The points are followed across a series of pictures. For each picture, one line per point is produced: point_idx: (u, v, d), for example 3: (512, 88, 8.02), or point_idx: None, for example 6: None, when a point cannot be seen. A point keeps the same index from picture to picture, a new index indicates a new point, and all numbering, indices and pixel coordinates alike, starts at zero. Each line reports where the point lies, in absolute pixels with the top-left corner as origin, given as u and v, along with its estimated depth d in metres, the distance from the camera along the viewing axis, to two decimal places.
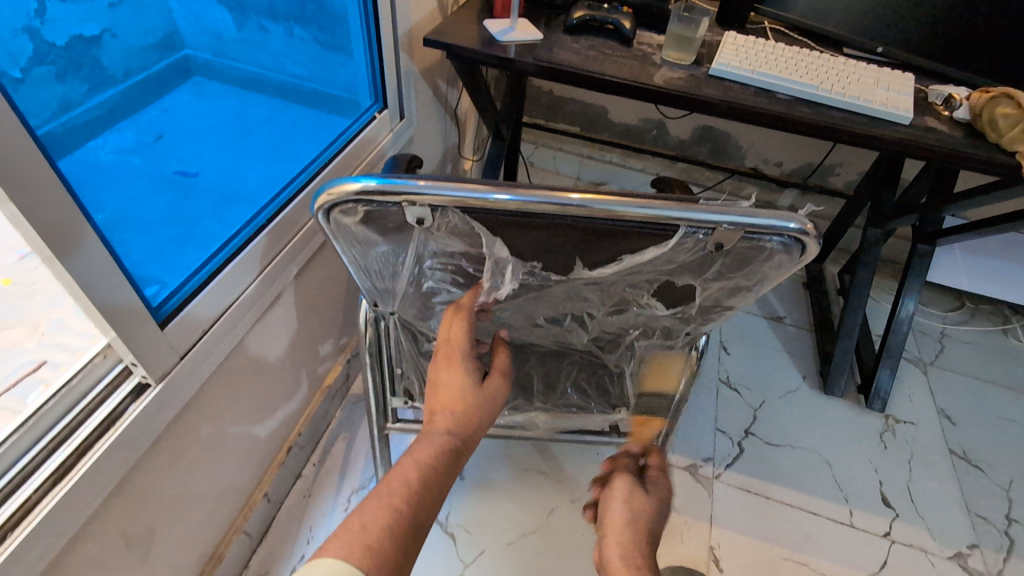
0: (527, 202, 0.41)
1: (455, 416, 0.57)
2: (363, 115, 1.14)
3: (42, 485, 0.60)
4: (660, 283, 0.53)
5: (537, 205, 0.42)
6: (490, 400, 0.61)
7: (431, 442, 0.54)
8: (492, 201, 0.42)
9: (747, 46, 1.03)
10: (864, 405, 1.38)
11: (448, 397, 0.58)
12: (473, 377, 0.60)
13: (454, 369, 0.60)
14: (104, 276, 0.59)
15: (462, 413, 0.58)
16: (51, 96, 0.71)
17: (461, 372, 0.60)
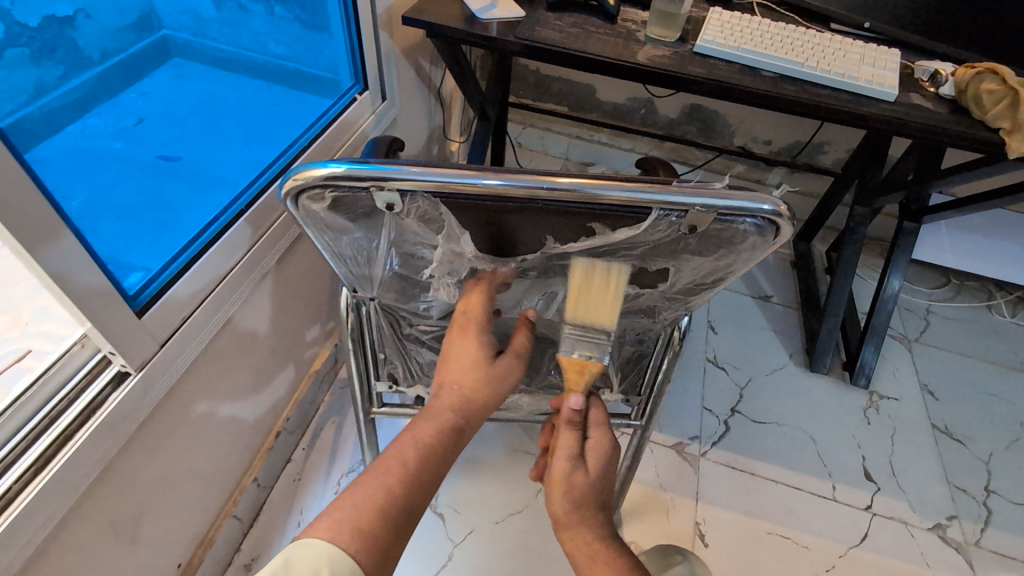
0: (497, 186, 0.41)
1: (461, 393, 0.59)
2: (344, 96, 1.12)
3: (24, 475, 0.60)
4: (635, 267, 0.52)
5: (507, 188, 0.41)
6: (500, 382, 0.61)
7: (433, 422, 0.57)
8: (462, 185, 0.41)
9: (732, 21, 1.01)
10: (849, 381, 1.40)
11: (457, 372, 0.60)
12: (484, 352, 0.61)
13: (469, 340, 0.61)
14: (75, 264, 0.58)
15: (469, 390, 0.60)
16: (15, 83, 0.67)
17: (474, 349, 0.61)
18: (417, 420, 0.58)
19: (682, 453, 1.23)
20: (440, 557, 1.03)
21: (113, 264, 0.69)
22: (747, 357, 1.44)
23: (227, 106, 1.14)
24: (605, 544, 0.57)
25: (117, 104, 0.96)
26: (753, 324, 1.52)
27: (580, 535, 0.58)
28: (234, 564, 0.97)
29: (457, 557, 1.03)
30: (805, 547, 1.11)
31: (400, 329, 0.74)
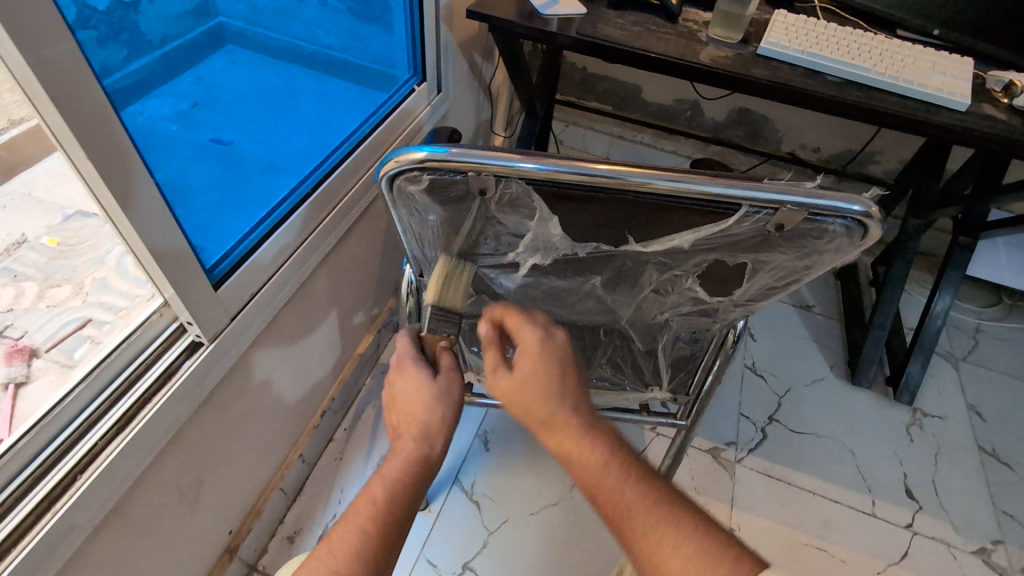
0: (592, 177, 0.42)
1: (419, 425, 0.54)
2: (401, 87, 1.14)
3: (107, 432, 0.64)
4: (710, 263, 0.52)
5: (601, 179, 0.42)
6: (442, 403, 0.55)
7: (398, 459, 0.52)
8: (559, 174, 0.42)
9: (797, 24, 1.00)
10: (892, 397, 1.37)
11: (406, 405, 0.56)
12: (424, 378, 0.56)
13: (405, 376, 0.57)
14: (163, 236, 0.62)
15: (424, 421, 0.54)
16: (98, 59, 0.56)
17: (415, 378, 0.56)
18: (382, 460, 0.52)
19: (717, 458, 1.22)
20: (475, 544, 1.05)
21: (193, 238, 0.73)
22: (787, 366, 1.42)
23: (285, 98, 1.10)
24: (630, 471, 0.47)
25: (176, 85, 0.86)
26: (795, 333, 1.50)
27: (589, 456, 0.48)
28: (278, 535, 1.01)
29: (491, 545, 1.05)
30: (842, 560, 1.09)
31: None
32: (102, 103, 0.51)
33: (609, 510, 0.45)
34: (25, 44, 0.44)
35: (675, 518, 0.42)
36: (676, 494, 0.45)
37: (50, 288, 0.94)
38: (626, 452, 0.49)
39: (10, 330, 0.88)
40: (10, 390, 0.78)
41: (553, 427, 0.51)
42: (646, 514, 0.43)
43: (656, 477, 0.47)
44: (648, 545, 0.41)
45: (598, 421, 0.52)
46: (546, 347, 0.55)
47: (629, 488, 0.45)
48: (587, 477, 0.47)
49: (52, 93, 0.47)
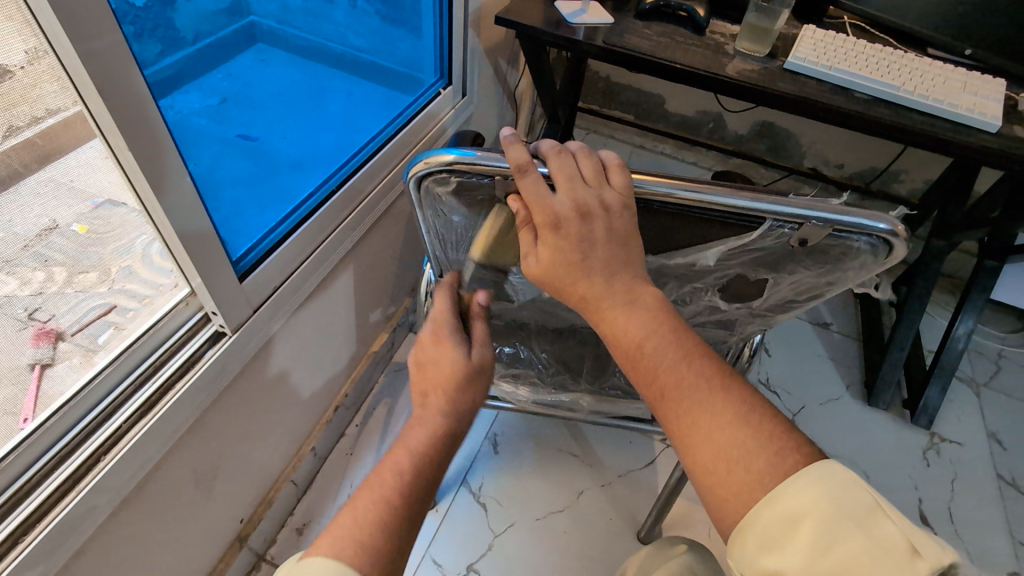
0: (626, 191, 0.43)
1: (448, 395, 0.56)
2: (428, 90, 1.17)
3: (131, 415, 0.65)
4: (730, 276, 0.52)
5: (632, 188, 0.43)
6: (478, 380, 0.59)
7: (425, 429, 0.54)
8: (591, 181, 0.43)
9: (826, 40, 1.00)
10: (909, 420, 1.35)
11: (440, 375, 0.57)
12: (462, 350, 0.59)
13: (443, 347, 0.59)
14: (192, 228, 0.63)
15: (455, 389, 0.57)
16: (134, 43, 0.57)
17: (452, 352, 0.58)
18: (406, 429, 0.55)
19: None
20: (480, 546, 1.05)
21: (223, 230, 0.75)
22: (801, 383, 1.41)
23: (314, 99, 1.10)
24: (674, 354, 0.44)
25: (204, 80, 0.85)
26: (811, 350, 1.48)
27: (629, 332, 0.45)
28: (287, 526, 1.02)
29: (496, 547, 1.05)
30: None
31: None
32: (143, 97, 0.53)
33: (645, 388, 0.44)
34: (77, 38, 0.46)
35: (715, 404, 0.41)
36: (722, 380, 0.43)
37: (79, 273, 0.95)
38: (674, 329, 0.45)
39: (37, 311, 0.89)
40: (37, 369, 0.83)
41: (582, 292, 0.45)
42: (683, 397, 0.42)
43: (706, 353, 0.44)
44: (682, 426, 0.42)
45: (648, 288, 0.46)
46: (561, 200, 0.42)
47: (667, 370, 0.43)
48: (625, 352, 0.45)
49: (99, 85, 0.49)
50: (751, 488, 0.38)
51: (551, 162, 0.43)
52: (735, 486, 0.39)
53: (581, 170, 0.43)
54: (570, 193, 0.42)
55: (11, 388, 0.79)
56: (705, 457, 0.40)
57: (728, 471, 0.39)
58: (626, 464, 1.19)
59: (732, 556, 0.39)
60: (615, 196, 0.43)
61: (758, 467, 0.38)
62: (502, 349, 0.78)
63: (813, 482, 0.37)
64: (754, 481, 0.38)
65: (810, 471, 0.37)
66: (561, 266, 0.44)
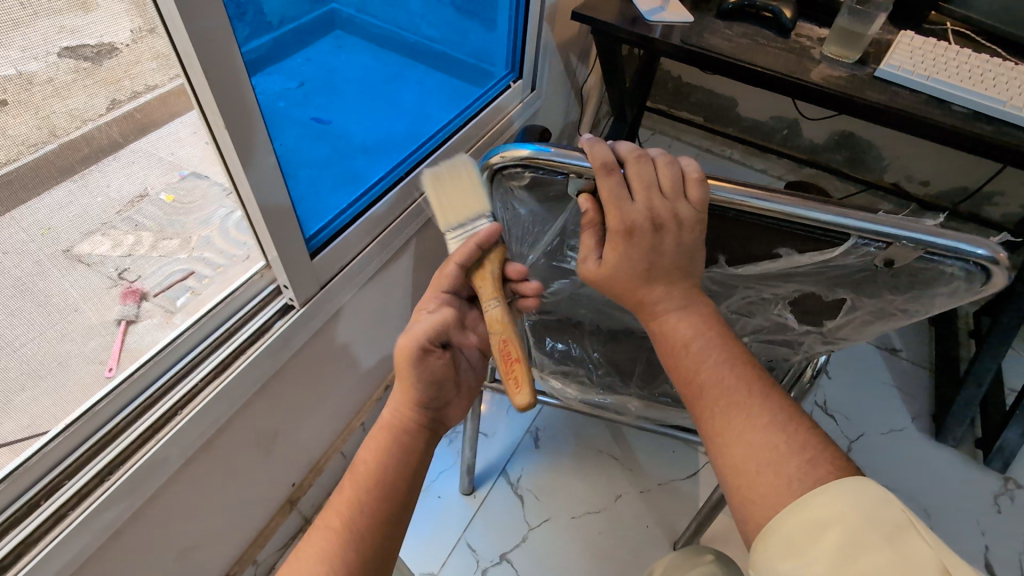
0: (701, 211, 0.41)
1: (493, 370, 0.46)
2: (498, 83, 1.19)
3: (206, 375, 0.70)
4: (804, 293, 0.49)
5: (712, 199, 0.41)
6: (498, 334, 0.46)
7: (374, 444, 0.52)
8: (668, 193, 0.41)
9: (925, 48, 0.93)
10: (981, 460, 1.25)
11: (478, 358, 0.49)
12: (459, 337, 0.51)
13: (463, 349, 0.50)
14: (272, 204, 0.67)
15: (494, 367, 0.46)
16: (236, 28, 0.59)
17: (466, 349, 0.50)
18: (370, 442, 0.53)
19: None
20: (515, 537, 1.07)
21: (302, 209, 0.80)
22: (862, 410, 1.33)
23: (386, 87, 1.08)
24: (718, 355, 0.43)
25: (288, 62, 0.81)
26: (875, 376, 1.40)
27: (678, 331, 0.44)
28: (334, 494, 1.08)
29: (530, 540, 1.06)
30: None
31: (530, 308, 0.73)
32: (239, 78, 0.57)
33: (683, 387, 0.43)
34: (189, 20, 0.49)
35: (752, 407, 0.40)
36: (763, 386, 0.41)
37: (164, 240, 1.06)
38: (718, 330, 0.44)
39: (126, 272, 0.98)
40: (123, 325, 0.90)
41: (639, 296, 0.44)
42: (721, 398, 0.41)
43: (750, 360, 0.43)
44: (714, 426, 0.41)
45: (702, 296, 0.45)
46: (638, 209, 0.40)
47: (708, 370, 0.42)
48: (669, 350, 0.44)
49: (206, 66, 0.53)
50: (779, 493, 0.37)
51: (629, 168, 0.41)
52: (764, 490, 0.38)
53: (659, 180, 0.41)
54: (645, 201, 0.41)
55: (102, 338, 0.87)
56: (737, 457, 0.39)
57: (758, 472, 0.38)
58: (667, 473, 1.17)
59: (754, 564, 0.37)
60: (689, 210, 0.41)
61: (789, 472, 0.37)
62: (554, 345, 0.78)
63: (842, 495, 0.35)
64: (782, 485, 0.37)
65: (840, 483, 0.36)
66: (627, 275, 0.43)
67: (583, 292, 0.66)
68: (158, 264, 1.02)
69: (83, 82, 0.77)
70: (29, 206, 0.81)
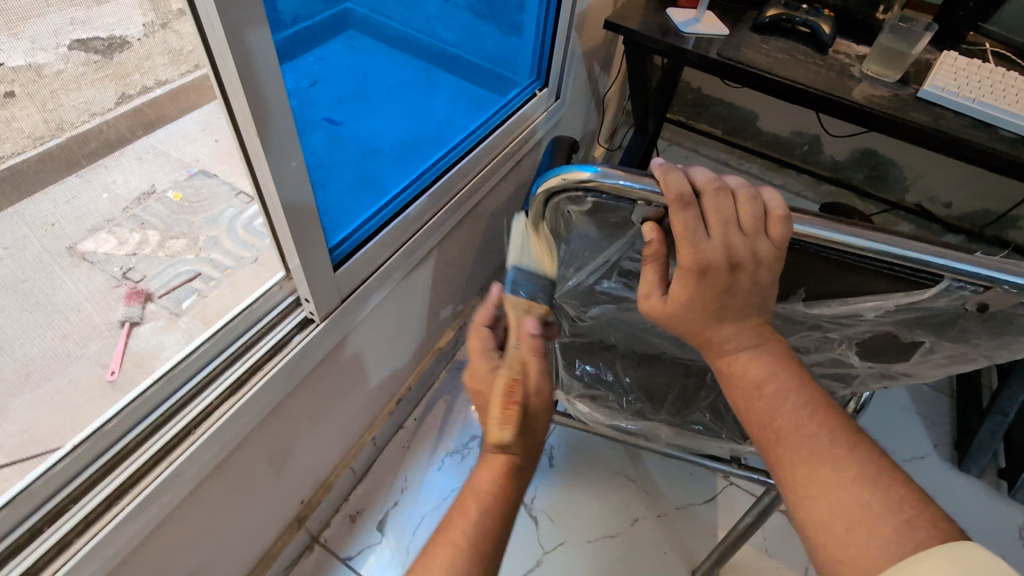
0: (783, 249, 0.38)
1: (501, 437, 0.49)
2: (522, 91, 1.15)
3: (222, 393, 0.67)
4: (877, 333, 0.46)
5: (795, 236, 0.38)
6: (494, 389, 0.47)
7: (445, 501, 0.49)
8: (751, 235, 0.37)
9: (969, 69, 0.90)
10: (1005, 491, 1.22)
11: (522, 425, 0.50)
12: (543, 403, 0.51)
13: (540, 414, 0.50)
14: (299, 215, 0.63)
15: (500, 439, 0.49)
16: None
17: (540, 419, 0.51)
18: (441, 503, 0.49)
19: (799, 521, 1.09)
20: (530, 560, 1.03)
21: (325, 219, 0.76)
22: (883, 436, 1.30)
23: (400, 91, 1.05)
24: (796, 399, 0.40)
25: (302, 61, 0.76)
26: (895, 401, 1.37)
27: (748, 371, 0.41)
28: (342, 510, 1.04)
29: (545, 564, 1.03)
30: None
31: (563, 330, 0.69)
32: (273, 84, 0.54)
33: (757, 433, 0.41)
34: (227, 20, 0.46)
35: (836, 458, 0.37)
36: (847, 435, 0.38)
37: (170, 239, 1.02)
38: (793, 370, 0.41)
39: (130, 272, 0.94)
40: (126, 327, 0.87)
41: (709, 334, 0.42)
42: (803, 447, 0.38)
43: (830, 405, 0.40)
44: (795, 477, 0.38)
45: (774, 332, 0.42)
46: (715, 246, 0.37)
47: (787, 416, 0.39)
48: (741, 392, 0.42)
49: (241, 71, 0.50)
50: (873, 556, 0.34)
51: (706, 201, 0.37)
52: (855, 551, 0.34)
53: (739, 214, 0.37)
54: (722, 238, 0.37)
55: (103, 342, 0.84)
56: (823, 513, 0.36)
57: (847, 531, 0.35)
58: (685, 497, 1.13)
59: None
60: (770, 249, 0.37)
61: (884, 532, 0.34)
62: (583, 367, 0.74)
63: (947, 562, 0.30)
64: (877, 548, 0.34)
65: (948, 549, 0.31)
66: (699, 314, 0.40)
67: (623, 316, 0.63)
68: (164, 265, 0.99)
69: (94, 75, 0.74)
70: (34, 200, 0.77)
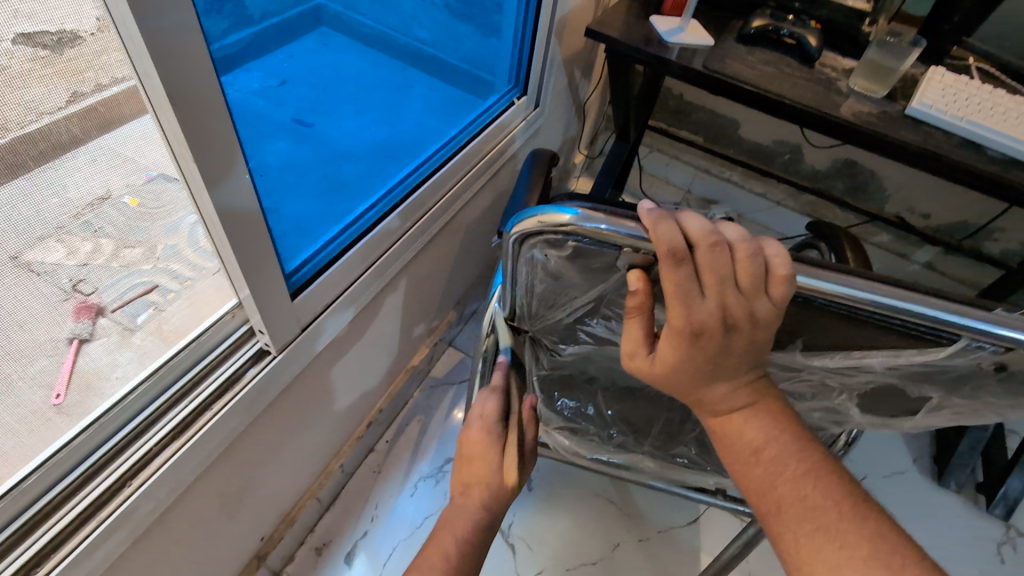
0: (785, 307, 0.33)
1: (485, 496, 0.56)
2: (501, 98, 1.11)
3: (163, 438, 0.61)
4: (880, 384, 0.43)
5: (798, 290, 0.34)
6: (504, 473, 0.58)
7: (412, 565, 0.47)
8: (751, 294, 0.32)
9: (957, 86, 0.88)
10: (982, 507, 1.21)
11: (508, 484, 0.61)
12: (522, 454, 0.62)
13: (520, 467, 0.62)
14: (250, 241, 0.57)
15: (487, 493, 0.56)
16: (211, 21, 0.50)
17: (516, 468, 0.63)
18: None
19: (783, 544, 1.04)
20: None
21: (283, 241, 0.70)
22: (864, 451, 1.29)
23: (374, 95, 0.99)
24: (797, 467, 0.36)
25: (269, 58, 0.72)
26: None
27: (745, 433, 0.38)
28: (307, 543, 0.98)
29: None
30: None
31: (541, 363, 0.64)
32: (216, 108, 0.47)
33: (756, 502, 0.37)
34: (151, 35, 0.39)
35: (845, 535, 0.33)
36: (855, 507, 0.34)
37: (126, 247, 0.93)
38: (794, 431, 0.38)
39: (81, 284, 0.84)
40: (74, 344, 0.80)
41: (700, 394, 0.39)
42: (806, 520, 0.34)
43: (835, 470, 0.36)
44: (799, 555, 0.34)
45: (771, 386, 0.39)
46: (708, 307, 0.32)
47: (786, 486, 0.35)
48: (737, 456, 0.38)
49: (170, 92, 0.42)
50: None
51: (699, 256, 0.32)
52: None
53: (736, 271, 0.32)
54: (717, 297, 0.32)
55: (47, 359, 0.75)
56: None
57: None
58: (666, 519, 1.10)
59: None
60: (769, 308, 0.33)
61: None
62: (564, 403, 0.70)
63: None
64: None
65: None
66: (689, 372, 0.36)
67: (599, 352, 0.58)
68: (117, 276, 0.91)
69: (40, 71, 0.57)
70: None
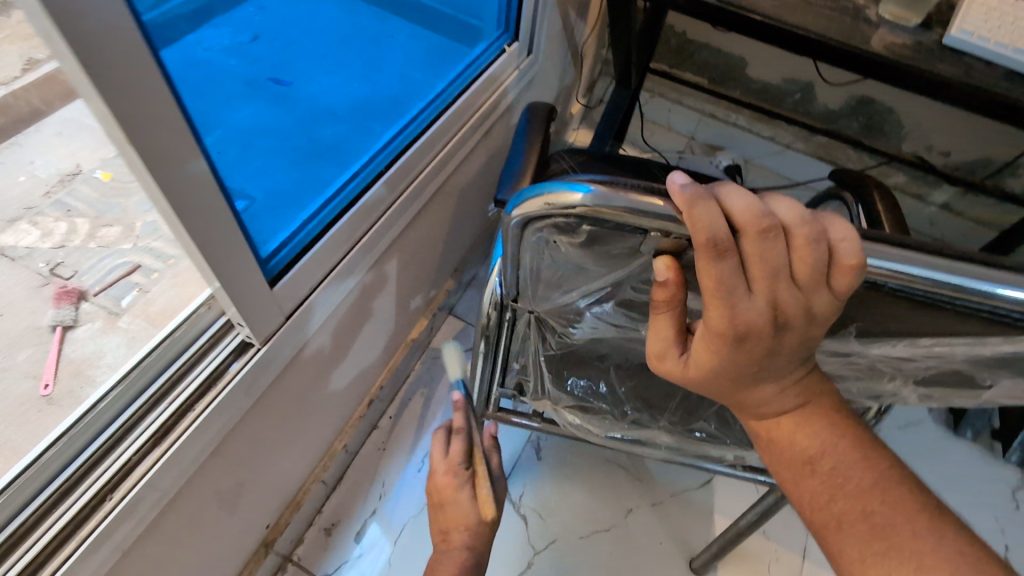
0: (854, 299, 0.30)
1: None
2: (491, 45, 1.00)
3: (142, 444, 0.56)
4: (941, 370, 0.40)
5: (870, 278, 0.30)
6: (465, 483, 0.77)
7: None
8: (806, 287, 0.29)
9: (1002, 8, 0.79)
10: (998, 454, 1.20)
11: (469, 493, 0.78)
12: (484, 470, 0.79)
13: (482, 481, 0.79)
14: (215, 229, 0.50)
15: None
16: None
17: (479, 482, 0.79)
18: None
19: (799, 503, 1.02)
20: (517, 563, 0.97)
21: (253, 220, 0.63)
22: None
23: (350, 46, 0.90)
24: (859, 479, 0.37)
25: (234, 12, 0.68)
26: None
27: (798, 441, 0.40)
28: (315, 525, 0.96)
29: (535, 566, 0.97)
30: None
31: (549, 344, 0.59)
32: (151, 76, 0.39)
33: (812, 512, 0.38)
34: None
35: (919, 554, 0.33)
36: (926, 519, 0.35)
37: (103, 229, 1.01)
38: (853, 441, 0.39)
39: (59, 267, 0.96)
40: (60, 329, 0.88)
41: (747, 400, 0.40)
42: (874, 536, 0.35)
43: (893, 478, 0.37)
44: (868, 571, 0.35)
45: (822, 388, 0.40)
46: (755, 306, 0.29)
47: (848, 498, 0.37)
48: (789, 465, 0.40)
49: (84, 59, 0.34)
50: None
51: (745, 245, 0.27)
52: None
53: (792, 263, 0.28)
54: (766, 292, 0.29)
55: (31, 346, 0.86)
56: None
57: None
58: (679, 482, 1.08)
59: None
60: (827, 301, 0.29)
61: None
62: (575, 382, 0.66)
63: None
64: None
65: None
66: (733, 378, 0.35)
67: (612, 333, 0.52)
68: (101, 258, 0.97)
69: None
70: None
